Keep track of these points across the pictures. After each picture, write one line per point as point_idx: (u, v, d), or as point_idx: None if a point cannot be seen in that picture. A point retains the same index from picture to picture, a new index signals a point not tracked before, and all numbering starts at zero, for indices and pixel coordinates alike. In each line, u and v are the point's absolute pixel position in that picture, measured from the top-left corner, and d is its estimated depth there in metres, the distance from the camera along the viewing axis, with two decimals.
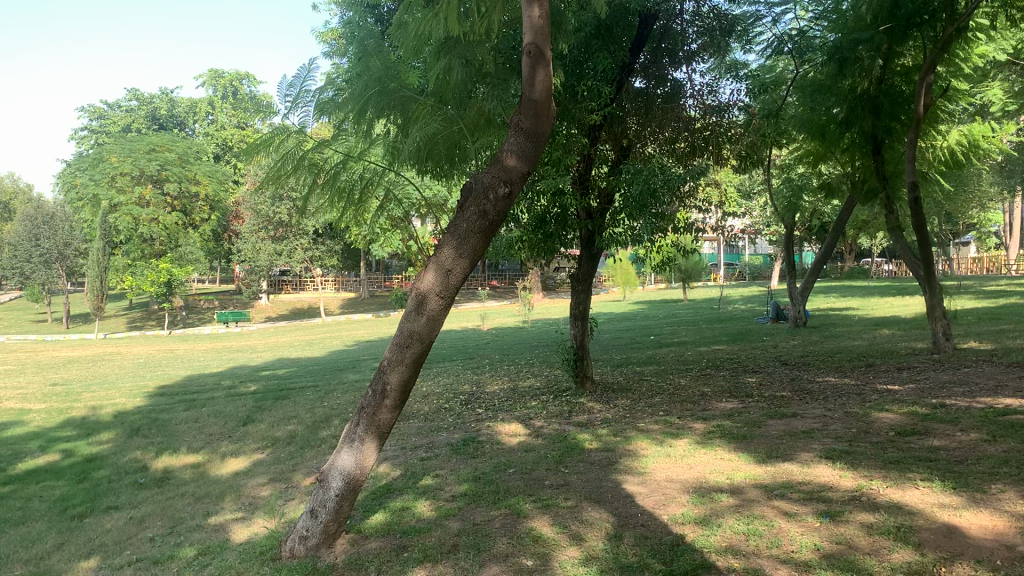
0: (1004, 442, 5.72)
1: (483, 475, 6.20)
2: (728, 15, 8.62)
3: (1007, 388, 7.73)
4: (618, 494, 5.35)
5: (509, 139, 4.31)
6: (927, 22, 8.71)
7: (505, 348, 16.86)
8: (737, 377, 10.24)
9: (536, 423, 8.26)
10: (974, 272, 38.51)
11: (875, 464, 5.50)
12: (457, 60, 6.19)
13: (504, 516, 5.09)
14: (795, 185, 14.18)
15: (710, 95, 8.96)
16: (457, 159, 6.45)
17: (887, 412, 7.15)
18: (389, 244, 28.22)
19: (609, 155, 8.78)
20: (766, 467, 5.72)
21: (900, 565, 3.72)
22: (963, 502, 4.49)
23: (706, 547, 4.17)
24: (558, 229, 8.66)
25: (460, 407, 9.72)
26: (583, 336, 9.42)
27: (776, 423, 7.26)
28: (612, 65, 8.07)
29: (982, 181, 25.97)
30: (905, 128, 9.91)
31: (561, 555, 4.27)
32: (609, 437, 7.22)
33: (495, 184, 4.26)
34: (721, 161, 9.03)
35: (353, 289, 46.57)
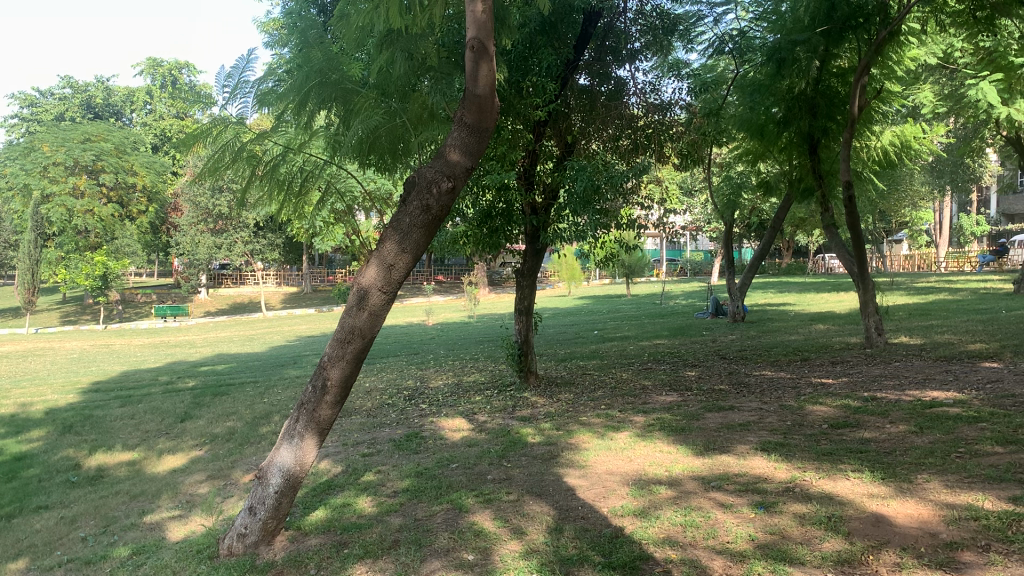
0: (930, 434, 5.92)
1: (426, 470, 6.19)
2: (671, 14, 8.75)
3: (933, 381, 8.00)
4: (560, 488, 5.40)
5: (453, 133, 4.30)
6: (863, 25, 8.97)
7: (450, 343, 16.86)
8: (677, 370, 10.41)
9: (480, 417, 8.28)
10: (906, 268, 39.68)
11: (808, 456, 5.63)
12: (400, 53, 6.21)
13: (446, 510, 5.09)
14: (734, 183, 14.53)
15: (653, 94, 9.09)
16: (401, 152, 6.38)
17: (821, 405, 7.34)
18: (332, 239, 27.97)
19: (554, 152, 8.73)
20: (704, 459, 5.83)
21: (830, 554, 3.83)
22: (891, 491, 4.64)
23: (644, 539, 4.24)
24: (503, 224, 8.61)
25: (403, 402, 9.68)
26: (527, 331, 9.47)
27: (714, 416, 7.40)
28: (557, 62, 8.08)
29: (914, 180, 26.79)
30: (841, 128, 10.18)
31: (502, 548, 4.29)
32: (551, 431, 7.29)
33: (438, 178, 4.24)
34: (664, 159, 9.26)
35: (295, 284, 45.97)
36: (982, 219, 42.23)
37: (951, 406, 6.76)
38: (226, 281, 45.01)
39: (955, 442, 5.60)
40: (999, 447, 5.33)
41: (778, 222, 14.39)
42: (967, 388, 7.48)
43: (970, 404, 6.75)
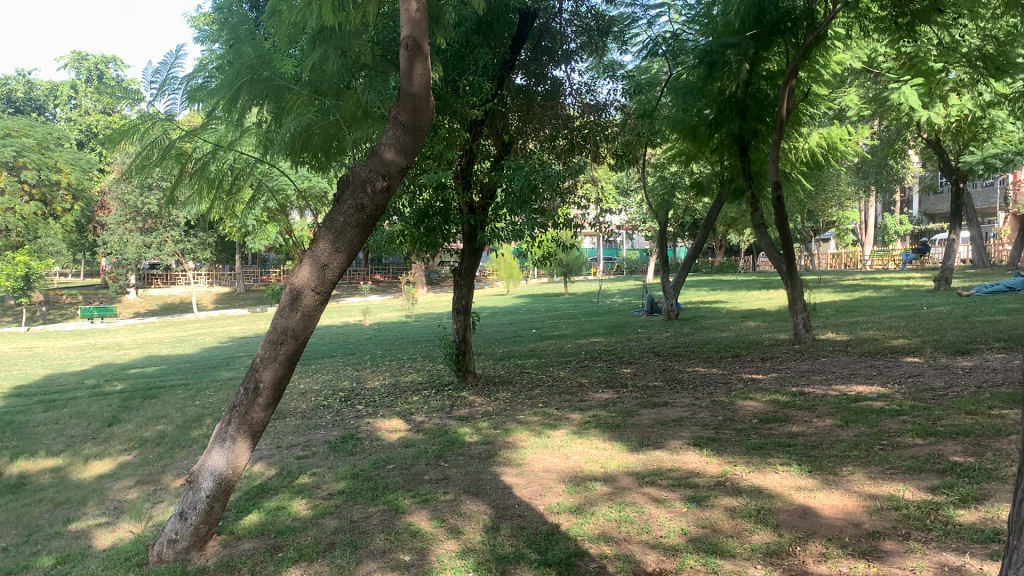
0: (855, 427, 6.12)
1: (362, 472, 6.14)
2: (606, 15, 8.89)
3: (859, 376, 8.25)
4: (497, 486, 5.42)
5: (388, 132, 4.26)
6: (790, 30, 9.28)
7: (388, 343, 16.74)
8: (613, 368, 10.53)
9: (417, 418, 8.25)
10: (834, 267, 40.83)
11: (738, 450, 5.77)
12: (332, 51, 6.11)
13: (382, 512, 5.06)
14: (668, 183, 14.82)
15: (588, 94, 9.19)
16: (335, 150, 6.31)
17: (751, 400, 7.52)
18: (267, 238, 27.50)
19: (491, 152, 8.75)
20: (638, 455, 5.92)
21: (759, 546, 3.92)
22: (818, 484, 4.78)
23: (580, 535, 4.29)
24: (441, 224, 8.55)
25: (339, 403, 9.59)
26: (465, 331, 9.45)
27: (648, 412, 7.51)
28: (492, 61, 8.08)
29: (841, 181, 27.59)
30: (770, 130, 10.45)
31: (438, 549, 4.29)
32: (489, 430, 7.30)
33: (373, 177, 4.20)
34: (599, 159, 9.39)
35: (228, 284, 45.10)
36: (904, 218, 43.77)
37: (875, 400, 6.99)
38: (156, 282, 43.93)
39: (879, 435, 5.80)
40: (919, 439, 5.54)
41: (710, 221, 14.67)
42: (889, 382, 7.75)
43: (892, 398, 7.00)
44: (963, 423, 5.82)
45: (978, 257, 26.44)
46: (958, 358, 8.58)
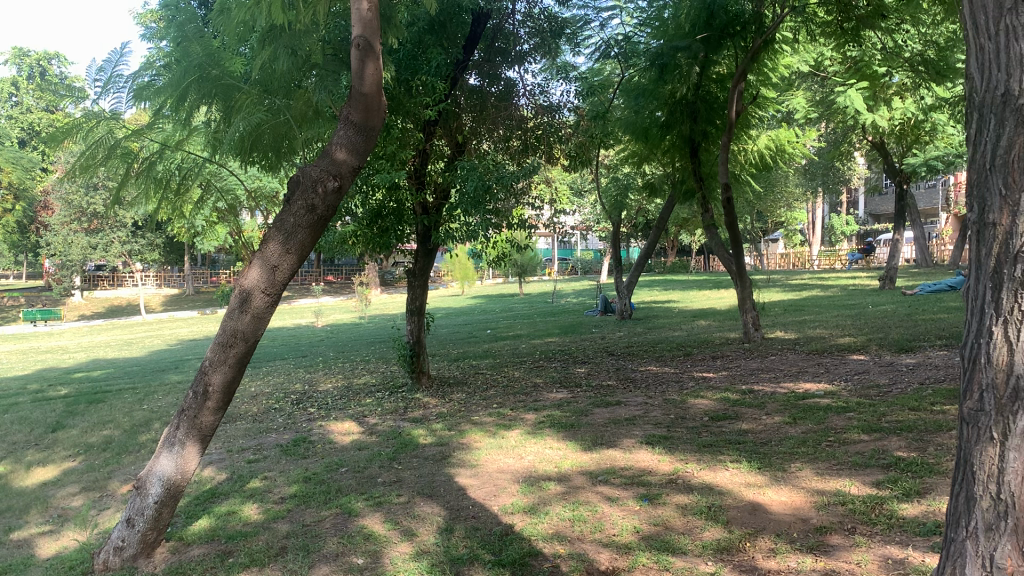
0: (802, 424, 6.23)
1: (314, 475, 6.08)
2: (559, 17, 8.95)
3: (806, 373, 8.41)
4: (451, 488, 5.40)
5: (339, 132, 4.19)
6: (739, 33, 9.47)
7: (341, 345, 16.58)
8: (567, 368, 10.57)
9: (371, 420, 8.19)
10: (784, 266, 41.53)
11: (689, 448, 5.84)
12: (283, 49, 5.96)
13: (335, 515, 5.02)
14: (621, 184, 14.95)
15: (542, 95, 9.16)
16: (285, 150, 6.26)
17: (702, 399, 7.61)
18: (217, 239, 27.04)
19: (445, 152, 8.76)
20: (592, 454, 5.96)
21: (710, 542, 3.98)
22: (766, 480, 4.86)
23: (534, 535, 4.30)
24: (394, 224, 8.53)
25: (292, 406, 9.48)
26: (419, 331, 9.39)
27: (602, 411, 7.56)
28: (445, 60, 8.05)
29: (790, 181, 28.08)
30: (720, 132, 10.64)
31: (392, 551, 4.27)
32: (442, 432, 7.28)
33: (324, 178, 4.13)
34: (553, 160, 9.40)
35: (177, 285, 44.29)
36: (851, 217, 44.64)
37: (822, 397, 7.12)
38: (102, 283, 43.00)
39: (826, 431, 5.91)
40: (864, 435, 5.67)
41: (663, 221, 14.79)
42: (836, 379, 7.91)
43: (839, 395, 7.14)
44: (907, 418, 5.96)
45: (921, 256, 27.11)
46: (902, 356, 8.80)
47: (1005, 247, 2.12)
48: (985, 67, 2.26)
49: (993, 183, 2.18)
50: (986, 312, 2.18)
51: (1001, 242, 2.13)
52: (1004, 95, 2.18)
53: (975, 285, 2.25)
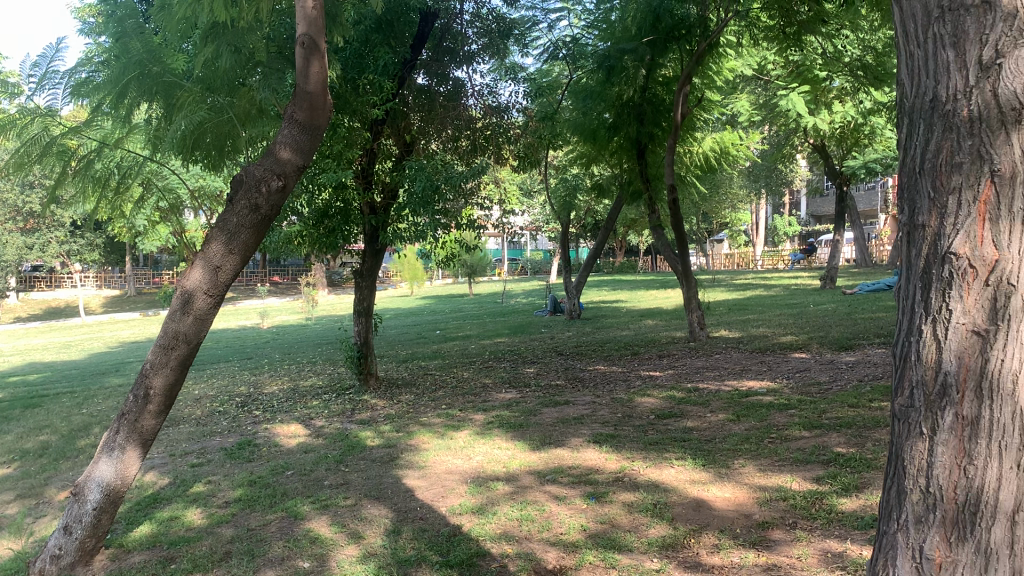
0: (746, 421, 6.35)
1: (260, 479, 6.00)
2: (507, 18, 8.98)
3: (750, 372, 8.57)
4: (398, 490, 5.38)
5: (283, 132, 4.12)
6: (684, 36, 9.57)
7: (287, 346, 16.37)
8: (516, 368, 10.61)
9: (318, 422, 8.11)
10: (729, 266, 42.22)
11: (636, 446, 5.90)
12: (226, 47, 5.77)
13: (281, 519, 4.96)
14: (570, 184, 15.05)
15: (491, 96, 9.17)
16: (228, 150, 6.26)
17: (648, 397, 7.71)
18: (159, 239, 26.47)
19: (393, 151, 8.72)
20: (540, 454, 5.98)
21: (655, 539, 4.03)
22: (711, 477, 4.94)
23: (482, 535, 4.31)
24: (341, 224, 8.46)
25: (236, 409, 9.33)
26: (366, 333, 9.32)
27: (550, 411, 7.59)
28: (392, 60, 8.01)
29: (734, 183, 28.57)
30: (666, 134, 10.74)
31: (339, 554, 4.23)
32: (390, 433, 7.24)
33: (268, 177, 4.06)
34: (501, 160, 9.42)
35: (118, 286, 43.29)
36: (794, 219, 45.55)
37: (764, 394, 7.27)
38: (39, 284, 41.82)
39: (768, 428, 6.03)
40: (805, 432, 5.79)
41: (611, 222, 14.90)
42: (778, 377, 8.07)
43: (781, 392, 7.29)
44: (846, 415, 6.11)
45: (861, 257, 27.83)
46: (841, 354, 9.02)
47: (934, 247, 2.19)
48: (915, 73, 2.33)
49: (922, 186, 2.25)
50: (916, 312, 2.25)
51: (930, 244, 2.21)
52: (932, 101, 2.25)
53: (908, 285, 2.31)
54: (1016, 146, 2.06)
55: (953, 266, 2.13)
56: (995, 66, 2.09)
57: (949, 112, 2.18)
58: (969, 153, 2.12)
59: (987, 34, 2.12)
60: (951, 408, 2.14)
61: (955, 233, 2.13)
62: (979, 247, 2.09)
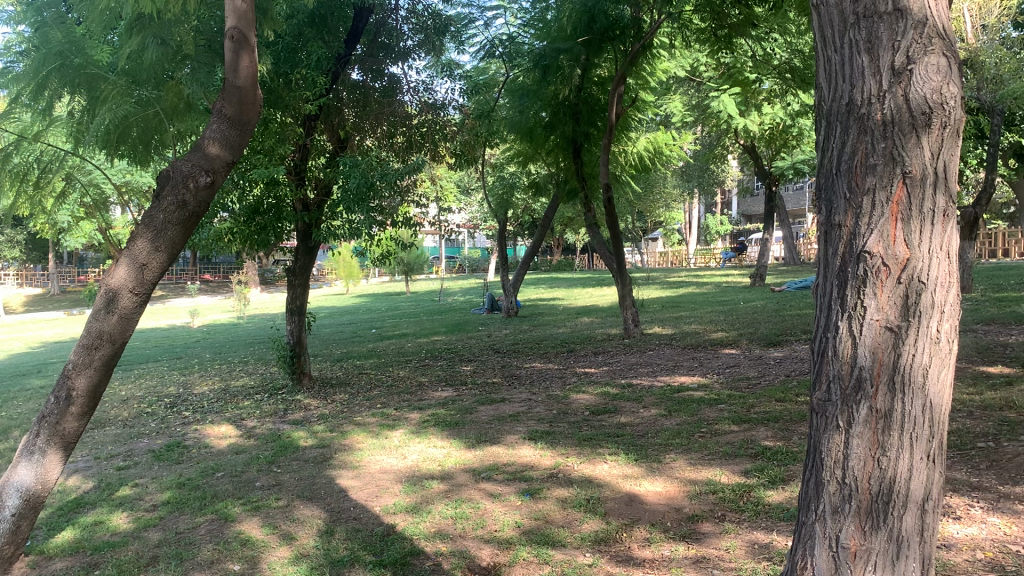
0: (677, 416, 6.46)
1: (189, 481, 5.88)
2: (443, 15, 8.93)
3: (681, 367, 8.73)
4: (332, 490, 5.33)
5: (210, 126, 3.93)
6: (619, 37, 9.66)
7: (218, 346, 16.06)
8: (452, 366, 10.60)
9: (250, 423, 7.98)
10: (663, 264, 42.88)
11: (570, 442, 5.95)
12: (151, 39, 5.70)
13: (211, 521, 4.87)
14: (506, 183, 15.12)
15: (427, 92, 9.10)
16: (156, 144, 6.08)
17: (583, 394, 7.78)
18: (84, 236, 25.65)
19: (326, 147, 8.63)
20: (475, 451, 5.99)
21: (588, 534, 4.07)
22: (643, 471, 5.02)
23: (415, 535, 4.29)
24: (273, 221, 8.32)
25: (165, 410, 9.11)
26: (300, 332, 9.18)
27: (486, 409, 7.60)
28: (326, 54, 7.92)
29: (667, 182, 29.06)
30: (601, 134, 10.88)
31: (270, 556, 4.18)
32: (324, 433, 7.16)
33: (195, 173, 3.85)
34: (438, 158, 9.36)
35: (40, 284, 41.88)
36: (725, 218, 46.51)
37: (695, 390, 7.42)
38: None
39: (699, 423, 6.15)
40: (735, 426, 5.92)
41: (547, 220, 14.99)
42: (709, 373, 8.24)
43: (711, 387, 7.44)
44: (773, 409, 6.27)
45: (789, 255, 28.59)
46: (770, 349, 9.25)
47: (849, 246, 2.26)
48: (832, 77, 2.39)
49: (838, 186, 2.31)
50: (832, 309, 2.31)
51: (846, 243, 2.27)
52: (848, 105, 2.31)
53: (823, 283, 2.37)
54: (924, 149, 2.17)
55: (867, 264, 2.20)
56: (907, 72, 2.19)
57: (863, 115, 2.25)
58: (882, 154, 2.20)
59: (898, 41, 2.22)
60: (865, 401, 2.22)
61: (869, 232, 2.20)
62: (892, 247, 2.17)
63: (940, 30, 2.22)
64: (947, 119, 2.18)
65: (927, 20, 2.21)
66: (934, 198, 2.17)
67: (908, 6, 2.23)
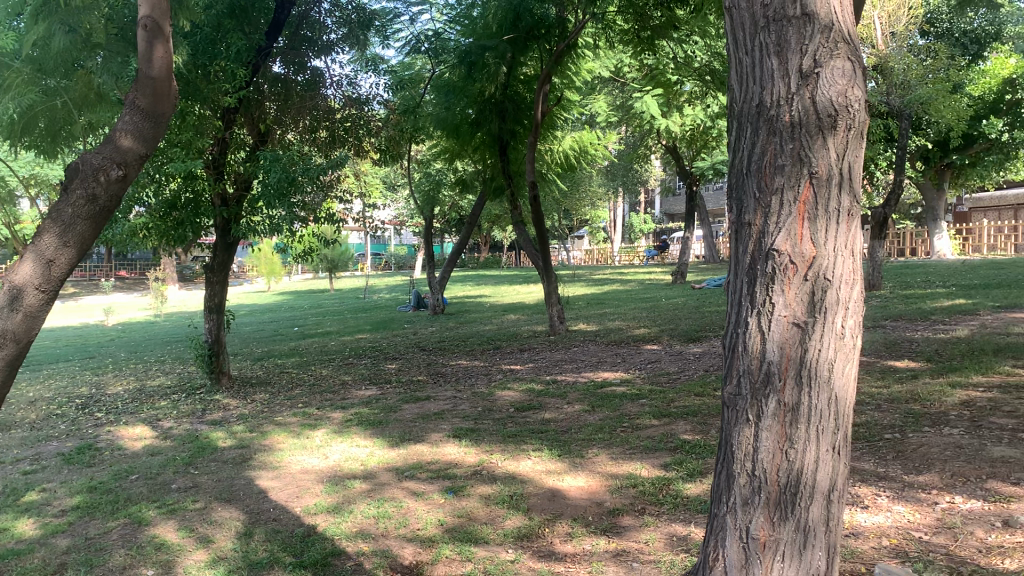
0: (600, 412, 6.54)
1: (100, 485, 5.67)
2: (366, 9, 8.81)
3: (605, 364, 8.83)
4: (250, 492, 5.21)
5: (122, 119, 3.42)
6: (544, 36, 9.82)
7: (133, 345, 15.52)
8: (376, 364, 10.51)
9: (166, 424, 7.75)
10: (588, 261, 43.34)
11: (494, 439, 5.97)
12: (58, 27, 5.25)
13: (123, 526, 4.71)
14: (432, 180, 15.08)
15: (351, 87, 8.96)
16: (64, 135, 6.10)
17: (508, 391, 7.81)
18: None
19: (247, 141, 8.46)
20: (398, 450, 5.93)
21: (511, 531, 4.09)
22: (565, 467, 5.06)
23: (336, 535, 4.23)
24: (191, 217, 8.14)
25: (76, 412, 8.77)
26: (218, 330, 8.96)
27: (410, 407, 7.55)
28: (245, 46, 7.73)
29: (592, 180, 29.41)
30: (528, 132, 10.94)
31: (186, 560, 4.07)
32: (244, 434, 7.01)
33: (109, 165, 3.24)
34: (362, 153, 9.24)
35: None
36: (648, 217, 47.24)
37: (618, 385, 7.53)
38: None
39: (621, 418, 6.23)
40: (656, 420, 6.02)
41: (473, 218, 14.95)
42: (632, 368, 8.36)
43: (633, 383, 7.56)
44: (692, 403, 6.40)
45: (711, 253, 29.28)
46: (690, 345, 9.44)
47: (758, 245, 2.31)
48: (744, 79, 2.44)
49: (748, 186, 2.37)
50: (743, 305, 2.36)
51: (755, 241, 2.32)
52: (758, 106, 2.36)
53: (735, 280, 2.42)
54: (830, 149, 2.23)
55: (775, 261, 2.26)
56: (813, 75, 2.25)
57: (772, 116, 2.31)
58: (790, 155, 2.26)
59: (806, 44, 2.27)
60: (774, 395, 2.27)
61: (778, 230, 2.26)
62: (798, 245, 2.23)
63: (845, 34, 2.29)
64: (851, 121, 2.25)
65: (834, 25, 2.28)
66: (839, 199, 2.24)
67: (816, 10, 2.28)
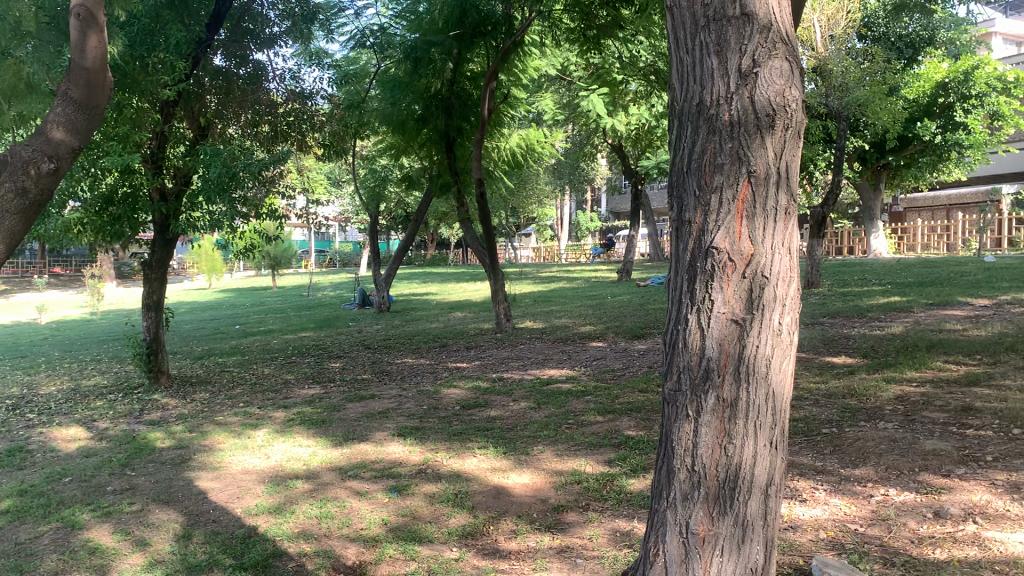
0: (546, 408, 6.56)
1: (31, 488, 5.49)
2: (310, 2, 8.66)
3: (550, 361, 8.85)
4: (189, 493, 5.10)
5: (54, 111, 3.28)
6: (491, 33, 9.79)
7: (68, 343, 15.06)
8: (320, 363, 10.38)
9: (101, 425, 7.54)
10: (535, 259, 43.46)
11: (439, 437, 5.93)
12: None
13: (55, 530, 4.57)
14: (378, 176, 14.97)
15: (294, 81, 8.79)
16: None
17: (454, 388, 7.78)
18: None
19: (186, 135, 8.24)
20: (342, 450, 5.86)
21: (455, 529, 4.07)
22: (510, 464, 5.05)
23: (278, 535, 4.17)
24: (127, 212, 8.02)
25: (6, 413, 8.48)
26: (156, 328, 8.74)
27: (355, 406, 7.47)
28: (185, 38, 7.47)
29: (539, 178, 29.49)
30: (474, 128, 10.91)
31: (121, 564, 3.96)
32: (183, 434, 6.86)
33: (40, 157, 3.11)
34: (305, 149, 9.10)
35: None
36: (594, 215, 47.52)
37: (563, 382, 7.56)
38: None
39: (566, 415, 6.25)
40: (600, 417, 6.05)
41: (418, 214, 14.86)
42: (577, 365, 8.40)
43: (578, 379, 7.60)
44: (636, 400, 6.45)
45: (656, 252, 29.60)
46: (634, 342, 9.53)
47: (698, 243, 2.33)
48: (684, 77, 2.45)
49: (688, 183, 2.38)
50: (683, 302, 2.37)
51: (695, 239, 2.34)
52: (698, 105, 2.38)
53: (675, 277, 2.43)
54: (767, 149, 2.27)
55: (714, 259, 2.28)
56: (752, 75, 2.27)
57: (712, 115, 2.32)
58: (729, 154, 2.28)
59: (745, 44, 2.30)
60: (713, 391, 2.29)
61: (717, 229, 2.28)
62: (737, 242, 2.26)
63: (783, 35, 2.32)
64: (789, 121, 2.29)
65: (773, 25, 2.31)
66: (776, 198, 2.28)
67: (755, 11, 2.31)
